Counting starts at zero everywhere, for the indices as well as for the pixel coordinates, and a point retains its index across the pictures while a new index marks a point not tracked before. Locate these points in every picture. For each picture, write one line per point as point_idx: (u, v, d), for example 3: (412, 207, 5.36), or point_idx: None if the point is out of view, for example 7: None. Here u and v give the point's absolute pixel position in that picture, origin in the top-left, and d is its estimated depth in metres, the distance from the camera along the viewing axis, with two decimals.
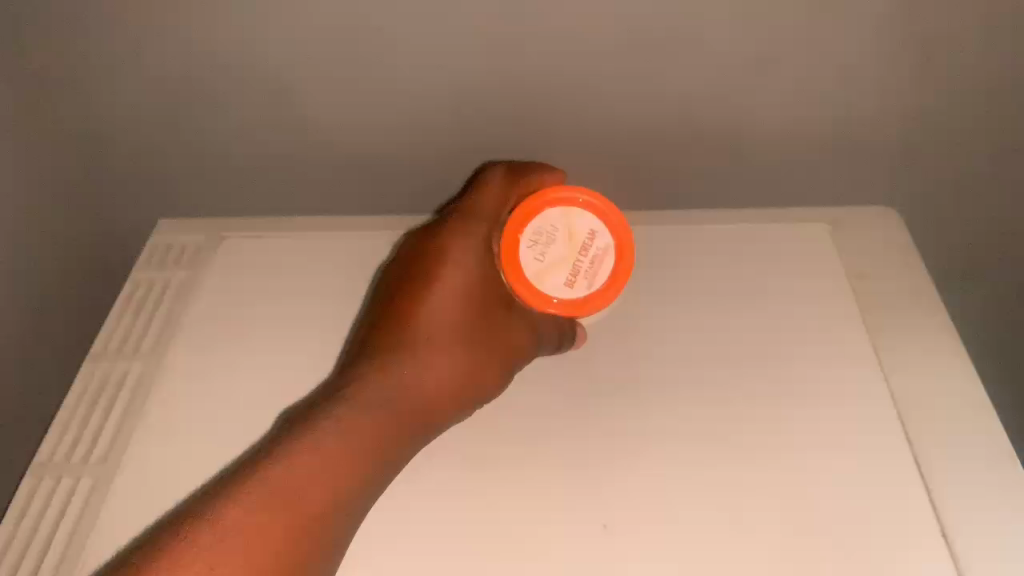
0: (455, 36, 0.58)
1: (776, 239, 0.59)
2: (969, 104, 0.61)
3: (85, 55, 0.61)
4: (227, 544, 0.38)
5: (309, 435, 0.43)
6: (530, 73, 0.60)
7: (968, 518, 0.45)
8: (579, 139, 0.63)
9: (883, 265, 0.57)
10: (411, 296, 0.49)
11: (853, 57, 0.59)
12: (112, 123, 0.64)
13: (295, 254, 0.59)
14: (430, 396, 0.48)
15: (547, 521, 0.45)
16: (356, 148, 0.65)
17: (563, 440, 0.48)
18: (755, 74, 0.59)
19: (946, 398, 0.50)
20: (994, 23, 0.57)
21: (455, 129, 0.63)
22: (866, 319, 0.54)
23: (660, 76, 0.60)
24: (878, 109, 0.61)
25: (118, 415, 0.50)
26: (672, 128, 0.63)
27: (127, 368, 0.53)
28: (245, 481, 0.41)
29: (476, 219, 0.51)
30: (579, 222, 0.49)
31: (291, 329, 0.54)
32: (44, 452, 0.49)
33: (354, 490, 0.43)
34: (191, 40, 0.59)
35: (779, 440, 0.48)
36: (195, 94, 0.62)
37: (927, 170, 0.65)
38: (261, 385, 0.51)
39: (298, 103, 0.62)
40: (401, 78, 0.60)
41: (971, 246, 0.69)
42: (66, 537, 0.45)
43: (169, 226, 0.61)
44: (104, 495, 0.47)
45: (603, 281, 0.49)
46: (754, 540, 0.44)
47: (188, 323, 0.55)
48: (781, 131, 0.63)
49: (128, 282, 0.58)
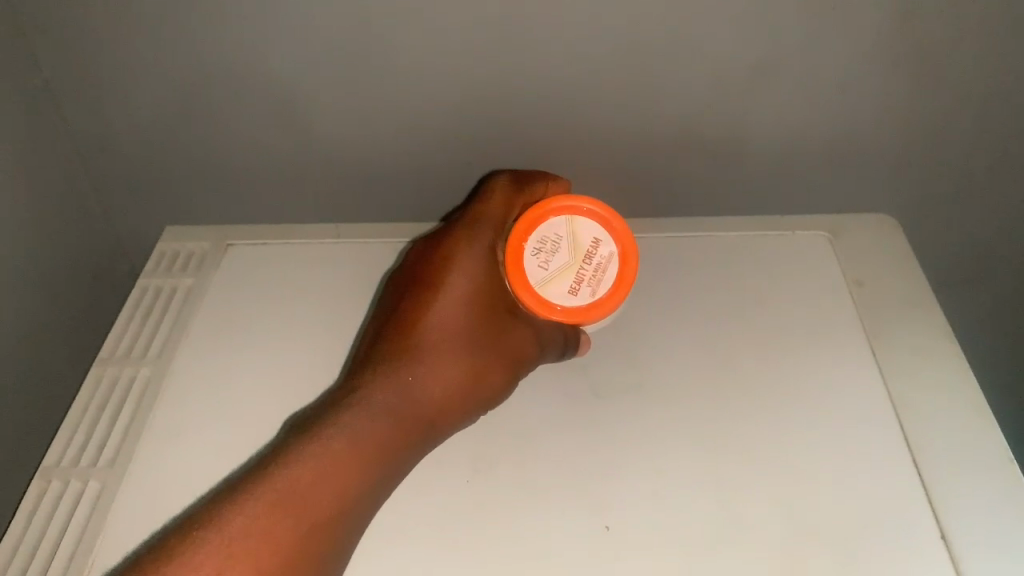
0: (457, 50, 0.58)
1: (777, 245, 0.60)
2: (966, 113, 0.62)
3: (88, 66, 0.61)
4: (234, 549, 0.39)
5: (314, 442, 0.43)
6: (532, 84, 0.60)
7: (966, 519, 0.46)
8: (580, 147, 0.64)
9: (883, 270, 0.58)
10: (417, 302, 0.49)
11: (852, 68, 0.59)
12: (118, 133, 0.65)
13: (301, 261, 0.60)
14: (436, 402, 0.48)
15: (553, 524, 0.46)
16: (361, 156, 0.65)
17: (568, 443, 0.49)
18: (754, 84, 0.60)
19: (945, 399, 0.51)
20: (994, 37, 0.57)
21: (459, 139, 0.64)
22: (865, 322, 0.55)
23: (661, 87, 0.60)
24: (875, 117, 0.62)
25: (125, 420, 0.51)
26: (671, 135, 0.64)
27: (135, 373, 0.53)
28: (251, 486, 0.41)
29: (480, 225, 0.50)
30: (583, 230, 0.50)
31: (298, 334, 0.55)
32: (51, 455, 0.49)
33: (360, 496, 0.43)
34: (193, 54, 0.59)
35: (781, 443, 0.49)
36: (198, 106, 0.62)
37: (924, 175, 0.66)
38: (269, 390, 0.52)
39: (302, 114, 0.62)
40: (404, 90, 0.61)
41: (963, 249, 0.71)
42: (75, 539, 0.46)
43: (174, 232, 0.62)
44: (112, 498, 0.47)
45: (607, 288, 0.50)
46: (752, 536, 0.45)
47: (194, 329, 0.56)
48: (779, 138, 0.64)
49: (136, 288, 0.58)
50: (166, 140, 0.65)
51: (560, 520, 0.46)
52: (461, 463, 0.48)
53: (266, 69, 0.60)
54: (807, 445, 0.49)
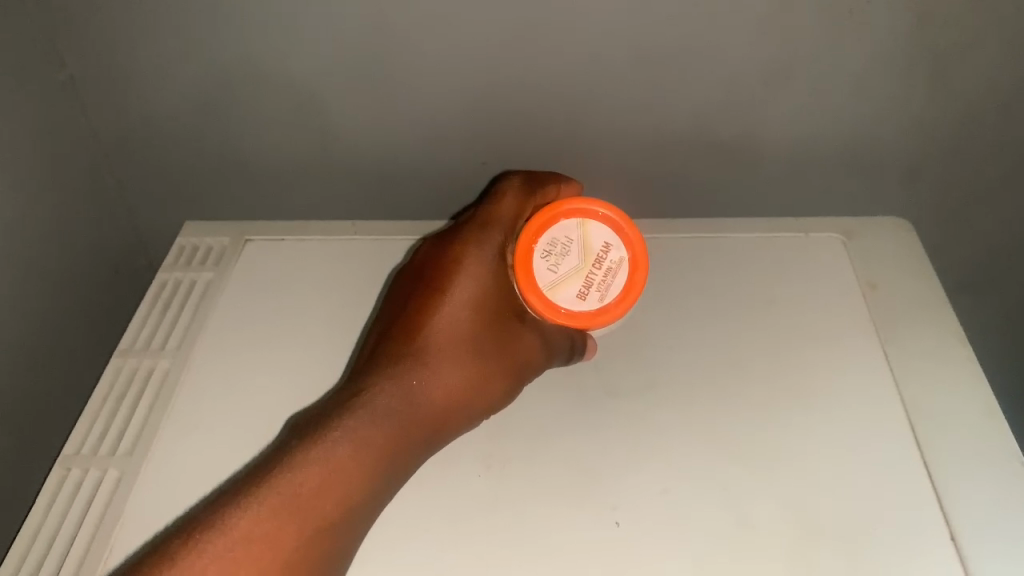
0: (472, 50, 0.59)
1: (792, 248, 0.60)
2: (982, 117, 0.62)
3: (110, 63, 0.61)
4: (236, 554, 0.39)
5: (319, 445, 0.44)
6: (547, 85, 0.61)
7: (977, 525, 0.46)
8: (595, 148, 0.65)
9: (898, 275, 0.58)
10: (423, 305, 0.50)
11: (866, 72, 0.59)
12: (139, 130, 0.66)
13: (318, 259, 0.60)
14: (441, 404, 0.48)
15: (561, 523, 0.46)
16: (377, 154, 0.66)
17: (577, 439, 0.50)
18: (768, 87, 0.60)
19: (956, 404, 0.51)
20: (1010, 41, 0.57)
21: (475, 138, 0.64)
22: (879, 327, 0.55)
23: (674, 90, 0.60)
24: (889, 120, 0.62)
25: (143, 412, 0.52)
26: (685, 138, 0.64)
27: (153, 366, 0.54)
28: (256, 488, 0.42)
29: (490, 228, 0.50)
30: (594, 235, 0.50)
31: (314, 331, 0.56)
32: (71, 444, 0.50)
33: (364, 501, 0.44)
34: (211, 52, 0.60)
35: (791, 447, 0.49)
36: (216, 103, 0.63)
37: (940, 179, 0.66)
38: (284, 385, 0.53)
39: (318, 111, 0.63)
40: (420, 90, 0.61)
41: (975, 253, 0.71)
42: (94, 528, 0.47)
43: (194, 228, 0.63)
44: (129, 489, 0.48)
45: (615, 295, 0.50)
46: (761, 538, 0.45)
47: (211, 322, 0.57)
48: (793, 142, 0.64)
49: (155, 281, 0.59)
50: (185, 136, 0.66)
51: (568, 519, 0.46)
52: (469, 462, 0.49)
53: (282, 67, 0.60)
54: (815, 447, 0.49)
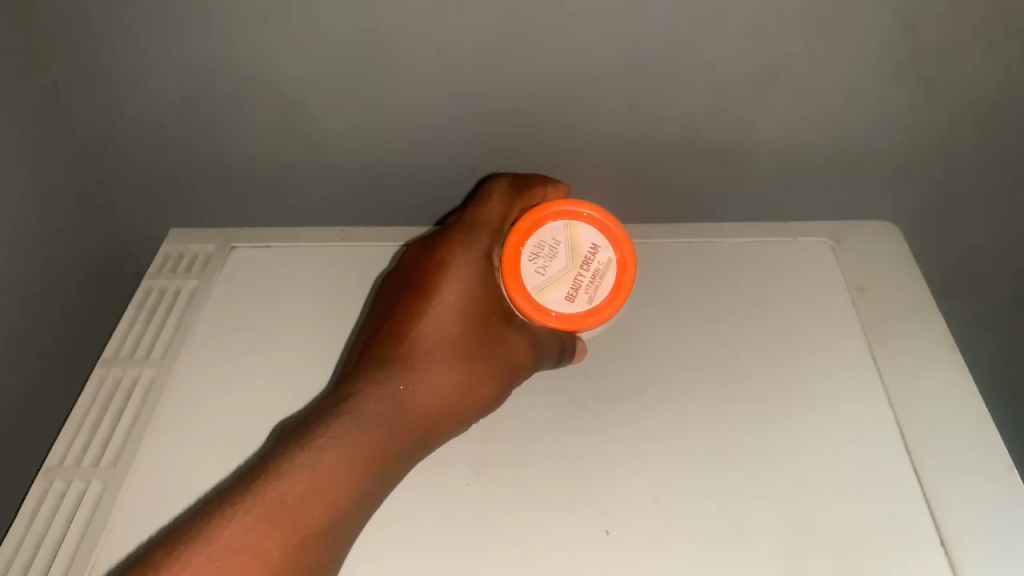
0: (460, 56, 0.59)
1: (781, 252, 0.60)
2: (967, 121, 0.62)
3: (95, 69, 0.61)
4: (222, 563, 0.39)
5: (306, 452, 0.43)
6: (536, 90, 0.61)
7: (968, 527, 0.46)
8: (583, 153, 0.65)
9: (887, 278, 0.58)
10: (410, 310, 0.49)
11: (852, 76, 0.59)
12: (124, 136, 0.65)
13: (305, 265, 0.60)
14: (429, 410, 0.48)
15: (553, 529, 0.46)
16: (365, 160, 0.66)
17: (568, 444, 0.50)
18: (754, 91, 0.60)
19: (946, 407, 0.51)
20: (995, 46, 0.57)
21: (464, 143, 0.64)
22: (868, 330, 0.55)
23: (662, 94, 0.60)
24: (876, 124, 0.62)
25: (128, 421, 0.51)
26: (673, 142, 0.64)
27: (137, 374, 0.54)
28: (242, 496, 0.41)
29: (477, 231, 0.50)
30: (583, 236, 0.50)
31: (301, 338, 0.55)
32: (54, 456, 0.49)
33: (352, 508, 0.43)
34: (197, 57, 0.59)
35: (782, 451, 0.49)
36: (203, 110, 0.63)
37: (927, 182, 0.66)
38: (270, 393, 0.52)
39: (306, 117, 0.63)
40: (408, 95, 0.61)
41: (962, 257, 0.71)
42: (77, 540, 0.46)
43: (180, 235, 0.62)
44: (114, 500, 0.48)
45: (604, 296, 0.50)
46: (752, 543, 0.45)
47: (197, 330, 0.56)
48: (780, 146, 0.64)
49: (140, 289, 0.59)
50: (171, 142, 0.65)
51: (558, 525, 0.46)
52: (457, 467, 0.48)
53: (268, 71, 0.60)
54: (808, 453, 0.49)
